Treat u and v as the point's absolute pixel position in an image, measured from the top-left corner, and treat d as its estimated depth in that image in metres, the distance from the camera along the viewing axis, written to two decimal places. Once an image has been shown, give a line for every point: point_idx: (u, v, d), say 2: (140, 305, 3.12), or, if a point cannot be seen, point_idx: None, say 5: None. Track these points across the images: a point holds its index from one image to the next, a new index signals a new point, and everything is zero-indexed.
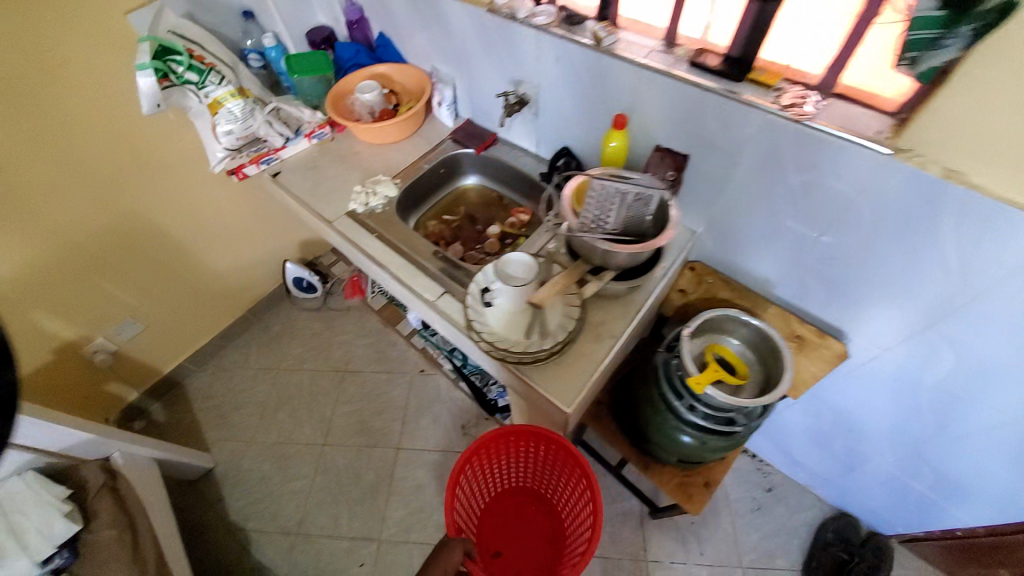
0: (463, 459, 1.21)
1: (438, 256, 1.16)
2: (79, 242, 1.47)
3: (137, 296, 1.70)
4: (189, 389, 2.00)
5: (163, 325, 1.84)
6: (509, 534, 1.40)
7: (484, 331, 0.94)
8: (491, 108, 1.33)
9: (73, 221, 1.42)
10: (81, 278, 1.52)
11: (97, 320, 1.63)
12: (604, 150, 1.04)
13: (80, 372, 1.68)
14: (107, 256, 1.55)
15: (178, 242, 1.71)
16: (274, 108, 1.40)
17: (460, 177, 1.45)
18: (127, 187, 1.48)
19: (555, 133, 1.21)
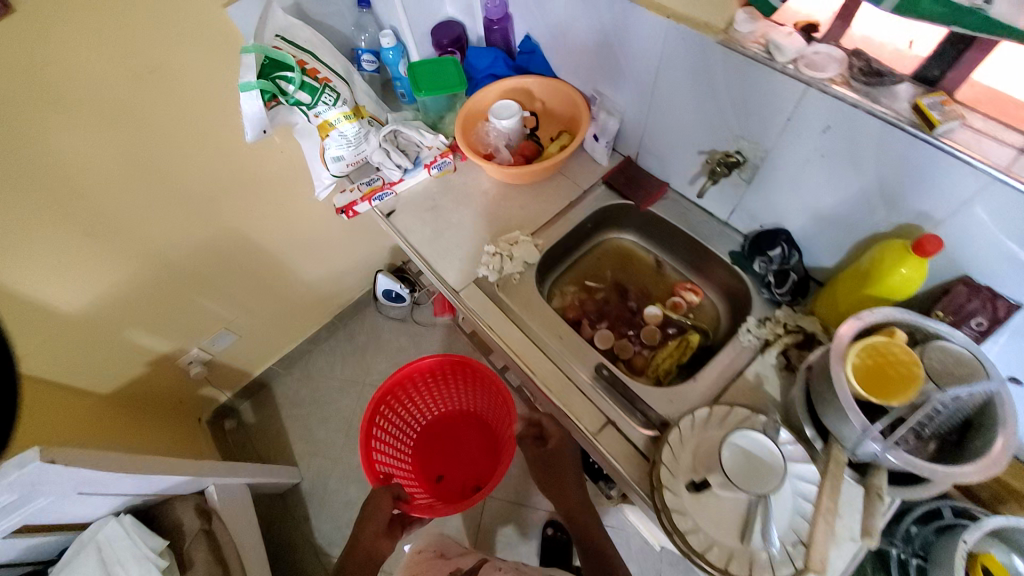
0: (371, 404, 1.30)
1: (597, 363, 0.89)
2: (171, 259, 1.30)
3: (231, 309, 1.57)
4: (276, 392, 1.91)
5: (254, 334, 1.71)
6: (451, 454, 1.49)
7: (684, 530, 0.66)
8: (671, 156, 1.01)
9: (170, 235, 1.25)
10: (178, 292, 1.38)
11: (191, 334, 1.50)
12: (879, 273, 0.72)
13: (177, 382, 1.59)
14: (201, 272, 1.39)
15: (271, 250, 1.54)
16: (391, 132, 1.15)
17: (609, 231, 1.15)
18: (223, 200, 1.30)
19: (772, 209, 0.89)
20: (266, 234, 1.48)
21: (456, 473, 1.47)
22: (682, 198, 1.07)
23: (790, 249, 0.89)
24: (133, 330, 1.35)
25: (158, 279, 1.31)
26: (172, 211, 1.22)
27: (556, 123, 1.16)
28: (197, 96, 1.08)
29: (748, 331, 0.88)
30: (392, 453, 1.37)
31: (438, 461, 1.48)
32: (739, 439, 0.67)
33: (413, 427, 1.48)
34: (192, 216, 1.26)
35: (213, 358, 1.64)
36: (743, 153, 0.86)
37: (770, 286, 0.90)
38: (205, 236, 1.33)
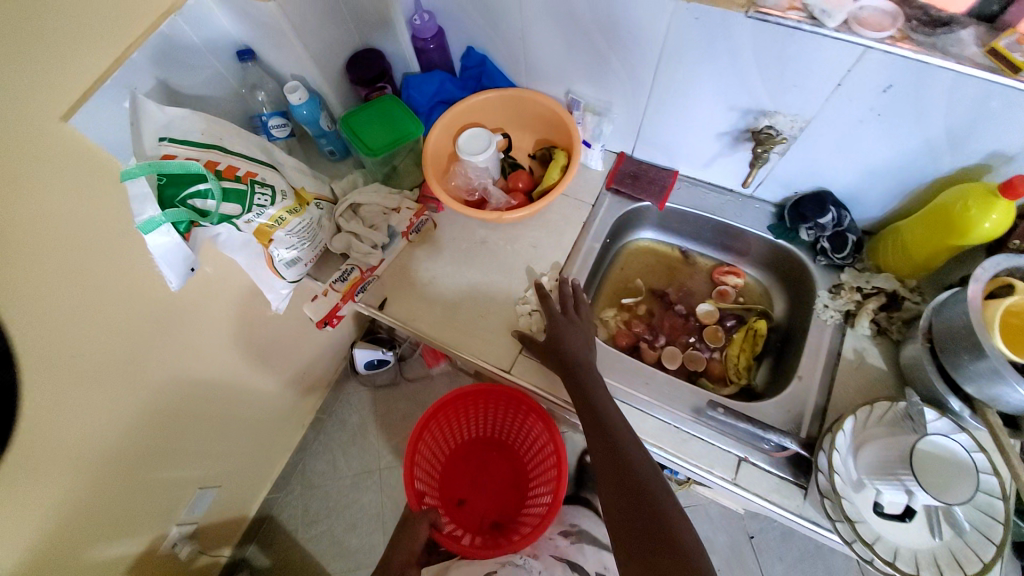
0: (420, 421, 1.00)
1: (698, 399, 0.80)
2: (106, 446, 0.92)
3: (202, 461, 1.20)
4: (283, 519, 1.55)
5: (235, 472, 1.36)
6: (474, 480, 1.13)
7: (877, 547, 0.64)
8: (681, 143, 0.91)
9: (102, 421, 0.89)
10: (130, 479, 1.00)
11: (161, 513, 1.13)
12: (967, 225, 0.68)
13: (166, 573, 1.21)
14: (149, 441, 1.01)
15: (225, 380, 1.17)
16: (348, 207, 0.92)
17: (628, 238, 1.05)
18: (156, 346, 0.94)
19: (810, 173, 0.84)
20: (219, 367, 1.12)
21: (475, 500, 1.12)
22: (696, 182, 0.98)
23: (839, 210, 0.85)
24: (90, 549, 0.97)
25: (99, 478, 0.93)
26: (94, 395, 0.85)
27: (532, 135, 1.01)
28: (72, 233, 0.71)
29: (825, 306, 0.85)
30: (421, 471, 1.03)
31: (457, 488, 1.12)
32: (927, 445, 0.64)
33: (448, 442, 1.11)
34: (122, 386, 0.90)
35: (196, 525, 1.27)
36: (776, 127, 0.78)
37: (828, 252, 0.86)
38: (133, 399, 0.93)
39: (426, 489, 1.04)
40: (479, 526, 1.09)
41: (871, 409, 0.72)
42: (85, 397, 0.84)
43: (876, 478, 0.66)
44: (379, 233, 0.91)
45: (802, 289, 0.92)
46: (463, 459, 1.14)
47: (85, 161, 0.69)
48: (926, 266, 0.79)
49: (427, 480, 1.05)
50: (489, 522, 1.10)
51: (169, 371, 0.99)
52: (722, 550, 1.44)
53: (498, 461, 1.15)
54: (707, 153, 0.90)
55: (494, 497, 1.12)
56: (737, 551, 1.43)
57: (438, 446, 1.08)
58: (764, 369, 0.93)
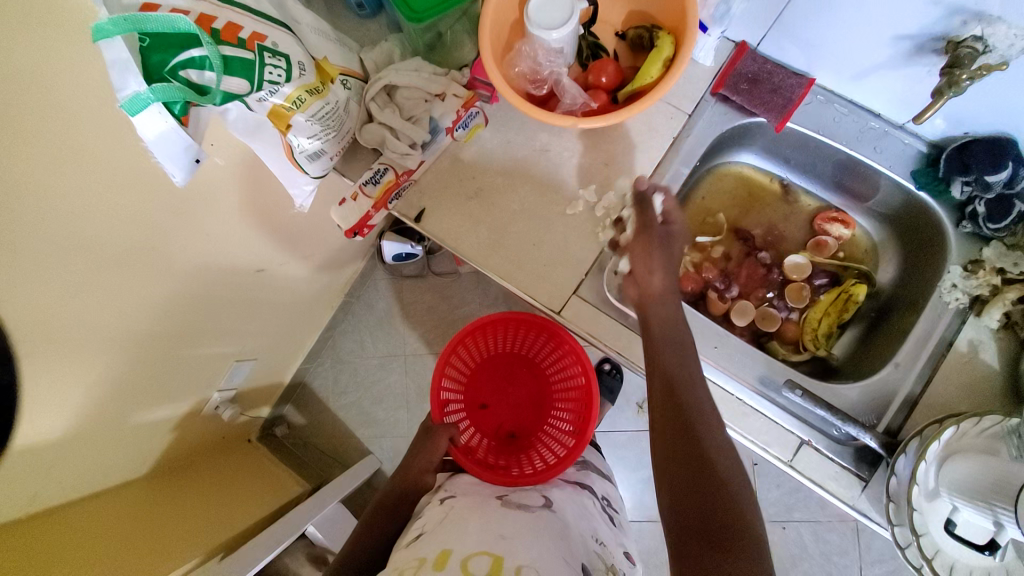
0: (459, 329, 0.93)
1: (771, 372, 0.72)
2: (126, 320, 0.80)
3: (235, 336, 1.11)
4: (316, 386, 1.57)
5: (270, 347, 1.29)
6: (497, 392, 1.05)
7: (936, 561, 0.60)
8: (835, 42, 0.67)
9: (128, 305, 0.79)
10: (167, 356, 0.93)
11: (200, 383, 1.07)
12: None
13: (209, 432, 1.21)
14: (176, 315, 0.90)
15: (250, 260, 1.02)
16: (382, 90, 0.73)
17: (725, 158, 0.84)
18: (175, 224, 0.79)
19: (1005, 109, 0.62)
20: (248, 255, 1.00)
21: (495, 410, 1.04)
22: (832, 98, 0.74)
23: (1020, 167, 0.64)
24: (140, 415, 0.93)
25: (140, 359, 0.87)
26: (95, 264, 0.70)
27: (624, 6, 0.75)
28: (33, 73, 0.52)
29: (952, 286, 0.69)
30: (446, 377, 0.97)
31: (480, 395, 1.03)
32: None
33: (480, 353, 1.03)
34: (140, 265, 0.77)
35: (236, 392, 1.25)
36: (986, 40, 0.55)
37: (978, 219, 0.67)
38: (149, 275, 0.80)
39: (447, 396, 0.97)
40: (494, 434, 1.02)
41: (977, 419, 0.61)
42: (88, 265, 0.69)
43: (961, 498, 0.58)
44: (419, 128, 0.74)
45: (926, 257, 0.75)
46: (490, 371, 1.05)
47: (48, 3, 0.51)
48: None
49: (450, 387, 0.98)
50: (505, 433, 1.02)
51: (185, 242, 0.83)
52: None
53: (525, 381, 1.05)
54: (869, 61, 0.66)
55: (516, 412, 1.04)
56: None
57: (467, 357, 1.00)
58: (845, 339, 0.82)
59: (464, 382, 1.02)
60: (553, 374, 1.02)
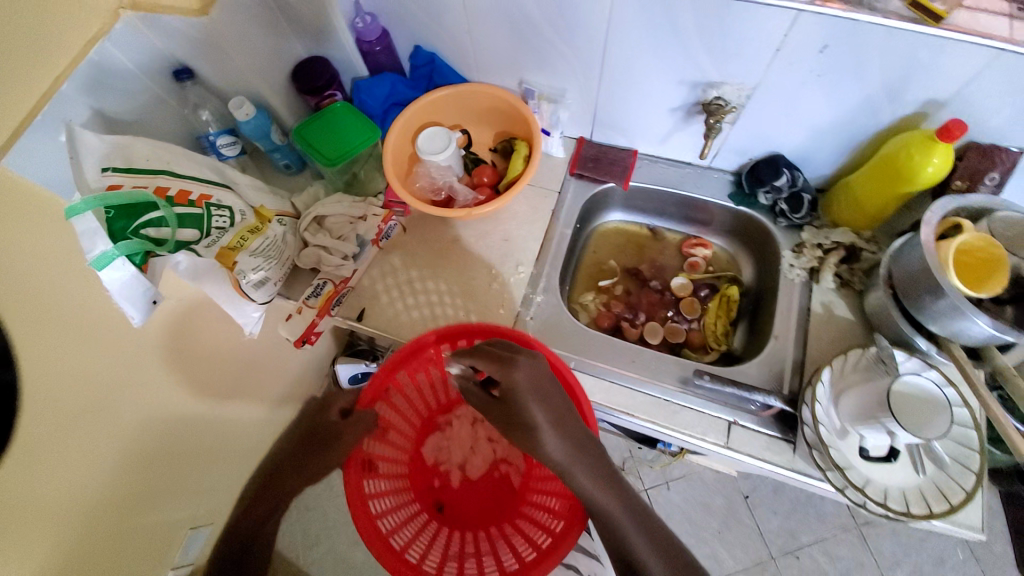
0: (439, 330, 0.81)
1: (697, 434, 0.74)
2: (81, 489, 0.78)
3: (187, 495, 1.06)
4: (284, 543, 1.44)
5: (228, 503, 1.22)
6: (461, 451, 0.94)
7: (868, 489, 0.66)
8: (636, 122, 0.92)
9: (82, 469, 0.78)
10: (116, 527, 0.88)
11: (153, 557, 0.99)
12: (912, 174, 0.72)
13: None
14: (128, 478, 0.88)
15: (202, 407, 1.03)
16: (312, 219, 0.89)
17: (600, 216, 1.07)
18: (130, 379, 0.83)
19: (761, 140, 0.86)
20: (204, 400, 1.03)
21: (443, 466, 0.94)
22: (655, 159, 1.00)
23: (793, 171, 0.87)
24: None
25: (89, 532, 0.82)
26: (57, 430, 0.72)
27: (489, 128, 1.01)
28: (23, 257, 0.62)
29: (790, 265, 0.88)
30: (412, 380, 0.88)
31: (438, 437, 0.94)
32: (910, 395, 0.66)
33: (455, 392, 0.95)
34: (94, 424, 0.78)
35: (195, 563, 1.14)
36: (724, 97, 0.79)
37: (786, 214, 0.88)
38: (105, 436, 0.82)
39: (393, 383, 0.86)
40: (425, 490, 0.92)
41: (845, 357, 0.74)
42: (55, 432, 0.72)
43: (859, 424, 0.69)
44: (348, 243, 0.89)
45: (766, 251, 0.95)
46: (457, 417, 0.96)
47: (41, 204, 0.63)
48: (879, 217, 0.82)
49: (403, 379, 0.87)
50: (437, 500, 0.91)
51: (137, 397, 0.86)
52: (719, 514, 1.33)
53: (496, 461, 0.94)
54: (666, 129, 0.91)
55: (464, 484, 0.93)
56: (735, 514, 1.33)
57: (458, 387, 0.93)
58: (741, 332, 0.97)
59: (423, 411, 0.95)
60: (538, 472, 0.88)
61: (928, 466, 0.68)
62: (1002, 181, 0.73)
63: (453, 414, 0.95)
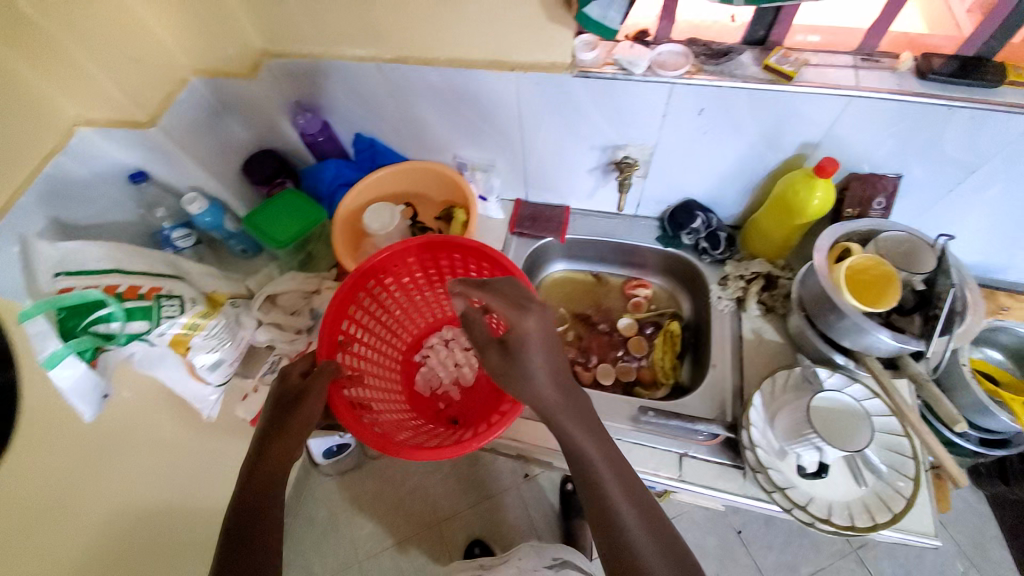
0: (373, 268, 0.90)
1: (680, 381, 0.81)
2: None
3: None
4: None
5: None
6: (445, 368, 1.03)
7: (811, 507, 0.69)
8: (562, 182, 1.01)
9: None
10: None
11: None
12: (801, 207, 0.80)
13: None
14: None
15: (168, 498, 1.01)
16: (265, 299, 0.93)
17: (545, 268, 1.13)
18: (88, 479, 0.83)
19: (674, 188, 0.95)
20: (188, 487, 1.06)
21: (439, 390, 1.02)
22: (587, 212, 1.08)
23: (706, 214, 0.96)
24: None
25: None
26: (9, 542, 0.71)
27: (433, 199, 1.09)
28: None
29: (718, 297, 0.94)
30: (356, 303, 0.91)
31: (422, 369, 1.04)
32: (828, 410, 0.70)
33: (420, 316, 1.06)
34: (59, 528, 0.78)
35: None
36: (631, 156, 0.89)
37: (708, 251, 0.97)
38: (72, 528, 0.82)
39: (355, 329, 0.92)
40: (435, 415, 0.98)
41: (773, 377, 0.78)
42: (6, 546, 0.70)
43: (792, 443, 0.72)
44: (302, 318, 0.94)
45: (698, 286, 1.02)
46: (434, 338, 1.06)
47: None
48: (786, 246, 0.90)
49: (365, 323, 0.95)
50: (448, 417, 0.98)
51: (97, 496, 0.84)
52: (710, 552, 1.30)
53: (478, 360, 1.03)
54: (590, 187, 1.01)
55: (462, 394, 1.02)
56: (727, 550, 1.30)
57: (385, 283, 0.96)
58: (687, 365, 1.01)
59: (400, 350, 1.04)
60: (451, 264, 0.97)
61: (869, 478, 0.70)
62: (888, 204, 0.82)
63: (426, 346, 1.06)
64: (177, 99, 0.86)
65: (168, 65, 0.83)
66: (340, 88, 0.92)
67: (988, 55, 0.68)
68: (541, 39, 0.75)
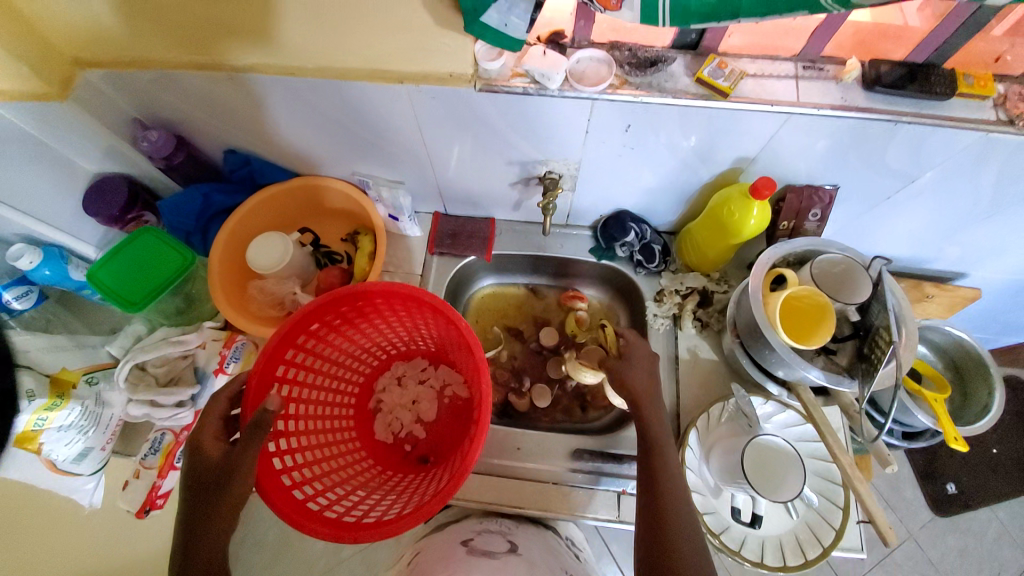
0: (291, 320, 0.66)
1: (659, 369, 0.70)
2: None
3: None
4: None
5: None
6: (405, 409, 0.82)
7: (742, 549, 0.68)
8: (483, 196, 0.89)
9: None
10: None
11: None
12: (737, 227, 0.74)
13: None
14: None
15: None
16: (131, 371, 0.76)
17: (472, 285, 1.02)
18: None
19: (605, 199, 0.86)
20: None
21: (403, 433, 0.82)
22: (515, 224, 0.97)
23: (639, 225, 0.88)
24: None
25: None
26: None
27: (335, 219, 0.94)
28: None
29: (655, 315, 0.88)
30: (285, 367, 0.69)
31: (379, 416, 0.82)
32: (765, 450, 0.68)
33: (363, 358, 0.82)
34: None
35: None
36: (555, 171, 0.78)
37: (643, 264, 0.89)
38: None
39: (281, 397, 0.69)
40: (402, 463, 0.79)
41: (709, 413, 0.76)
42: None
43: (728, 484, 0.70)
44: (185, 385, 0.79)
45: (635, 299, 0.95)
46: (388, 374, 0.84)
47: None
48: (721, 260, 0.84)
49: (296, 384, 0.71)
50: (416, 459, 0.79)
51: None
52: None
53: (444, 391, 0.83)
54: (515, 199, 0.89)
55: (430, 430, 0.82)
56: None
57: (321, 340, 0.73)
58: None
59: (349, 399, 0.81)
60: (394, 307, 0.74)
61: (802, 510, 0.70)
62: (824, 215, 0.77)
63: (378, 387, 0.83)
64: None
65: None
66: (192, 101, 0.72)
67: (936, 63, 0.61)
68: (433, 46, 0.61)
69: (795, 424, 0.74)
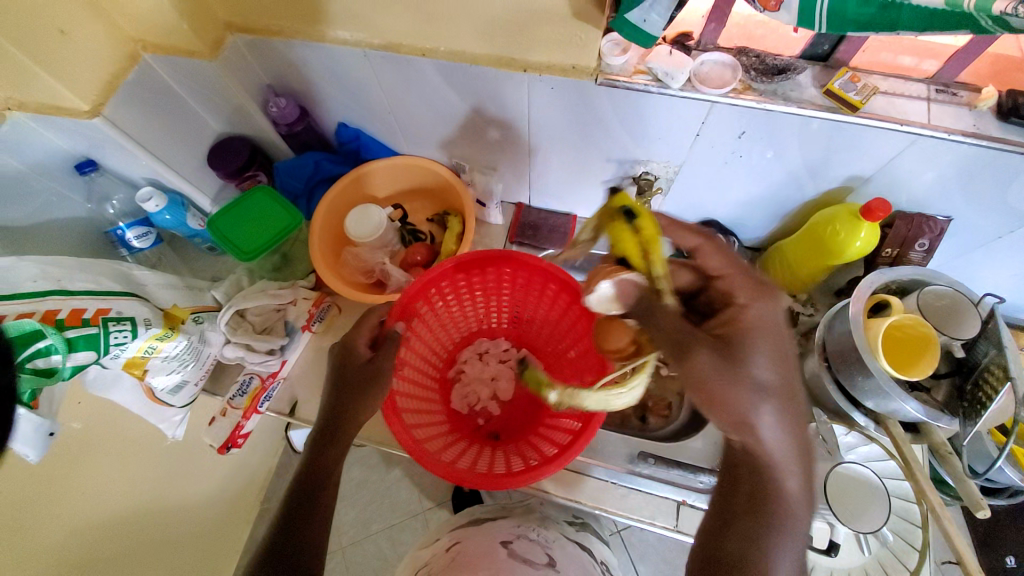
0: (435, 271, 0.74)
1: (782, 353, 0.52)
2: None
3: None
4: None
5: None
6: (483, 384, 0.85)
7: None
8: (571, 191, 0.91)
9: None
10: None
11: None
12: (838, 247, 0.72)
13: None
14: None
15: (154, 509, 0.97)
16: (232, 315, 0.82)
17: None
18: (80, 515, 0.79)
19: (695, 207, 0.85)
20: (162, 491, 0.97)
21: (477, 407, 0.85)
22: None
23: (727, 237, 0.87)
24: None
25: None
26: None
27: (426, 200, 0.98)
28: None
29: None
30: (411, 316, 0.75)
31: (457, 386, 0.85)
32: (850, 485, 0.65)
33: (456, 327, 0.88)
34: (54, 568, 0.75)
35: None
36: (652, 172, 0.79)
37: None
38: (146, 518, 0.94)
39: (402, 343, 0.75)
40: (475, 434, 0.82)
41: None
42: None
43: None
44: (275, 335, 0.84)
45: None
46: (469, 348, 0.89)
47: None
48: (811, 280, 0.82)
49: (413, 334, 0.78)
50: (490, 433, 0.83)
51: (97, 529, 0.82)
52: None
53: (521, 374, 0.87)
54: (603, 197, 0.90)
55: (503, 409, 0.85)
56: None
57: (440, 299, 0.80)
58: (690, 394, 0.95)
59: (434, 364, 0.86)
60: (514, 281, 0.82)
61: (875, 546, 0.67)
62: (931, 246, 0.74)
63: (459, 359, 0.88)
64: (126, 81, 0.68)
65: (115, 38, 0.66)
66: (322, 74, 0.77)
67: None
68: (565, 38, 0.62)
69: (876, 458, 0.71)
